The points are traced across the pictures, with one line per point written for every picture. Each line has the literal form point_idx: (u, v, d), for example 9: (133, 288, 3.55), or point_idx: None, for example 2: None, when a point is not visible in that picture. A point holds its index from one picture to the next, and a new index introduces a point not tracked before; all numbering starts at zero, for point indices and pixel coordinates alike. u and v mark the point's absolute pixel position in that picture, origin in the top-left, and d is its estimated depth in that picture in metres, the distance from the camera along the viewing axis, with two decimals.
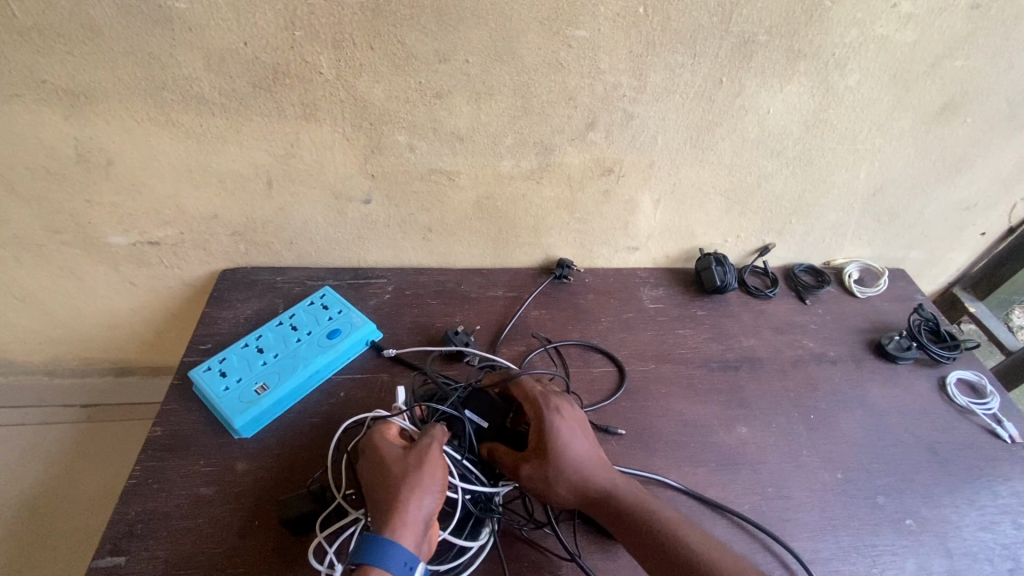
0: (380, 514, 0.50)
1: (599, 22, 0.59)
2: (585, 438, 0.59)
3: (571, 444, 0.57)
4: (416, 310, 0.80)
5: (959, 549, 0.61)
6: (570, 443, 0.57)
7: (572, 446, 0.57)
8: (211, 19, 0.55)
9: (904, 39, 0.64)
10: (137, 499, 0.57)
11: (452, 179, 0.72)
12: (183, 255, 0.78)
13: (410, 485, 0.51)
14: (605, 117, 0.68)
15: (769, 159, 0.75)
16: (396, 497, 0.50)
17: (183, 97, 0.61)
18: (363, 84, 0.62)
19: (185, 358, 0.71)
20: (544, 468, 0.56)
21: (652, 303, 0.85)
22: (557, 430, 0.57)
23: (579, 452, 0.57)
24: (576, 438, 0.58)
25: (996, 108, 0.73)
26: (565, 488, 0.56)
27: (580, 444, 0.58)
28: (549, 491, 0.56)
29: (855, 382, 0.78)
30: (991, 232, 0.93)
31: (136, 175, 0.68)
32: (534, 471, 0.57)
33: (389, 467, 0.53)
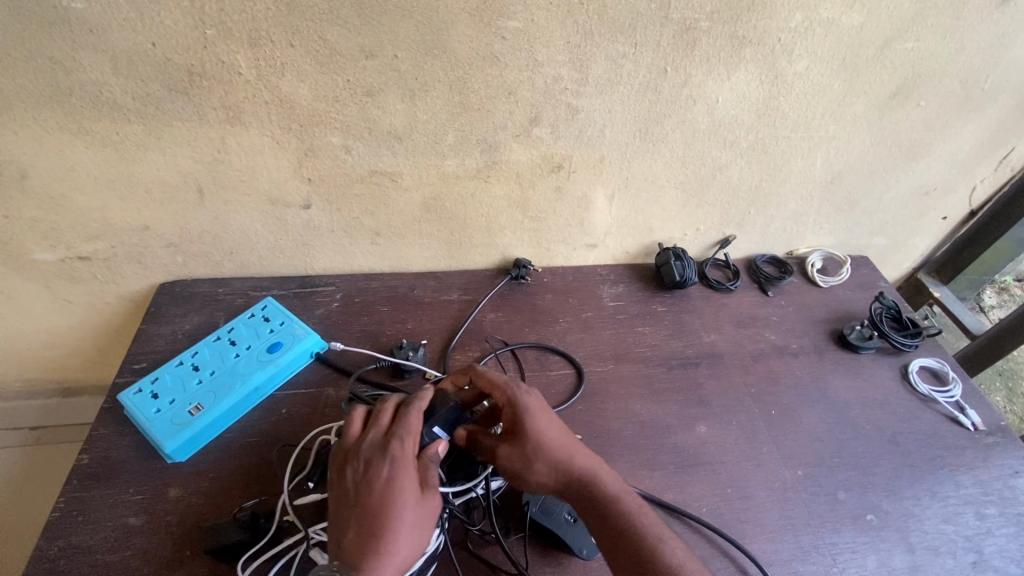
0: (349, 548, 0.47)
1: (531, 12, 0.57)
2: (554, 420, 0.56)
3: (541, 423, 0.54)
4: (366, 317, 0.77)
5: (921, 543, 0.60)
6: (543, 420, 0.55)
7: (541, 427, 0.54)
8: (113, 18, 0.52)
9: (850, 22, 0.62)
10: (59, 534, 0.54)
11: (395, 180, 0.69)
12: (115, 271, 0.74)
13: (398, 511, 0.49)
14: (549, 111, 0.65)
15: (722, 149, 0.73)
16: (394, 525, 0.48)
17: (94, 104, 0.57)
18: (287, 84, 0.58)
19: (118, 379, 0.67)
20: (518, 449, 0.54)
21: (612, 301, 0.83)
22: (527, 410, 0.55)
23: (549, 433, 0.55)
24: (547, 421, 0.55)
25: (950, 89, 0.72)
26: (541, 465, 0.54)
27: (549, 424, 0.55)
28: (529, 469, 0.54)
29: (817, 375, 0.76)
30: (952, 216, 0.92)
31: (53, 188, 0.63)
32: (509, 452, 0.54)
33: (383, 487, 0.50)
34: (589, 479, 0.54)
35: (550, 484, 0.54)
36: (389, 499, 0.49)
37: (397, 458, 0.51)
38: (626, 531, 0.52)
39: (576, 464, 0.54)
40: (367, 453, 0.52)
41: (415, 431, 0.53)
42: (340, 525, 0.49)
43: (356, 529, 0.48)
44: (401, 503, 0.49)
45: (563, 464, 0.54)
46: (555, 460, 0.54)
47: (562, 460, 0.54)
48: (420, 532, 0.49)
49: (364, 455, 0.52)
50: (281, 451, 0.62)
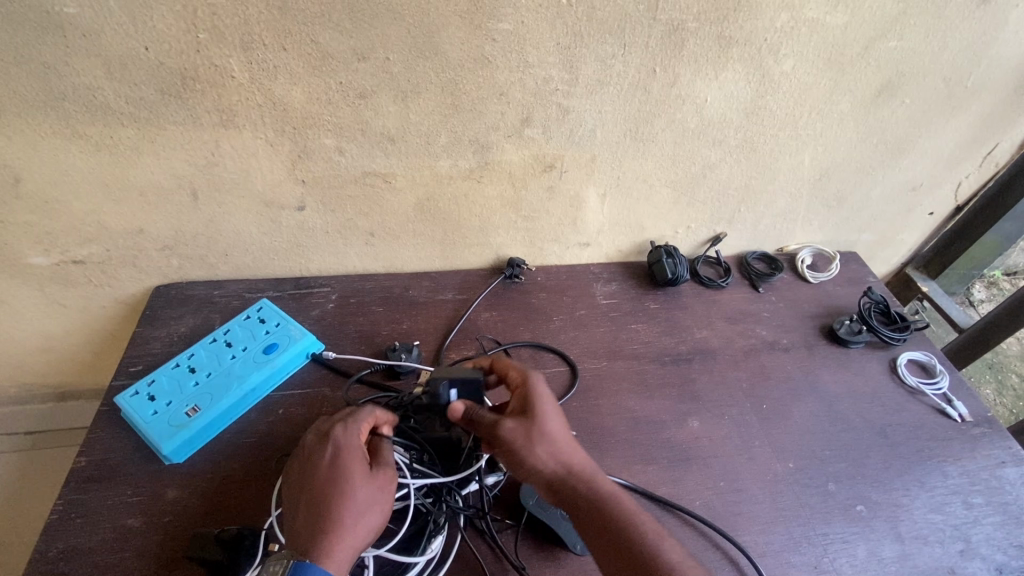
0: (297, 535, 0.49)
1: (521, 14, 0.57)
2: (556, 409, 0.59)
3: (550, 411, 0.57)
4: (361, 318, 0.78)
5: (910, 532, 0.61)
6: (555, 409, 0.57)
7: (550, 415, 0.56)
8: (107, 23, 0.52)
9: (835, 22, 0.64)
10: (58, 536, 0.54)
11: (389, 181, 0.70)
12: (110, 274, 0.74)
13: (338, 494, 0.50)
14: (540, 112, 0.66)
15: (712, 148, 0.74)
16: (336, 510, 0.49)
17: (88, 108, 0.57)
18: (280, 86, 0.59)
19: (114, 382, 0.68)
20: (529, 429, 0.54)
21: (605, 299, 0.84)
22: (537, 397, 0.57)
23: (555, 424, 0.56)
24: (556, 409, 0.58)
25: (933, 87, 0.73)
26: (545, 452, 0.54)
27: (555, 413, 0.57)
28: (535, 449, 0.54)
29: (808, 369, 0.77)
30: (938, 211, 0.94)
31: (48, 192, 0.63)
32: (514, 429, 0.54)
33: (324, 474, 0.51)
34: (590, 474, 0.55)
35: (549, 473, 0.55)
36: (331, 485, 0.50)
37: (336, 444, 0.52)
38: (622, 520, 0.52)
39: (575, 456, 0.55)
40: (309, 445, 0.54)
41: (357, 419, 0.54)
42: (291, 515, 0.51)
43: (303, 516, 0.50)
44: (341, 486, 0.50)
45: (566, 454, 0.55)
46: (560, 451, 0.55)
47: (565, 451, 0.55)
48: (368, 513, 0.50)
49: (308, 446, 0.54)
50: (278, 453, 0.62)
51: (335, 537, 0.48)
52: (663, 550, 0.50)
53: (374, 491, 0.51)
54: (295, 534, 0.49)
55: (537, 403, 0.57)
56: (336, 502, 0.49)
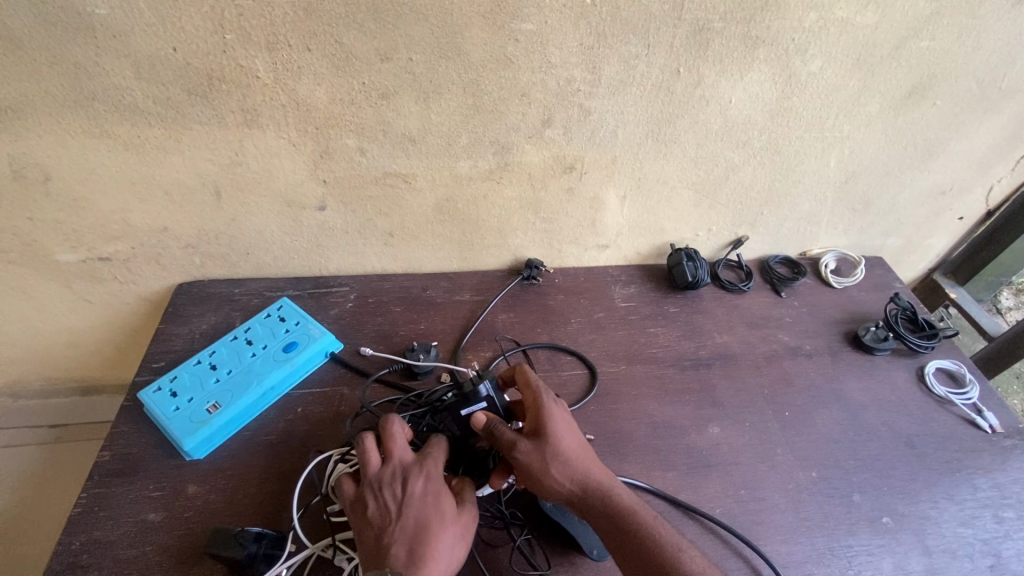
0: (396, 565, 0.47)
1: (544, 14, 0.57)
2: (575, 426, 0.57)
3: (562, 427, 0.56)
4: (379, 318, 0.78)
5: (938, 546, 0.60)
6: (568, 428, 0.56)
7: (561, 431, 0.55)
8: (136, 25, 0.53)
9: (865, 22, 0.62)
10: (82, 529, 0.55)
11: (409, 182, 0.70)
12: (136, 270, 0.75)
13: (440, 524, 0.50)
14: (562, 113, 0.66)
15: (736, 149, 0.72)
16: (435, 542, 0.49)
17: (116, 108, 0.58)
18: (304, 87, 0.59)
19: (138, 377, 0.69)
20: (543, 452, 0.53)
21: (623, 302, 0.83)
22: (548, 414, 0.55)
23: (566, 440, 0.55)
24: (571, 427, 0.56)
25: (966, 88, 0.71)
26: (560, 474, 0.53)
27: (564, 427, 0.56)
28: (547, 473, 0.53)
29: (831, 376, 0.76)
30: (968, 216, 0.91)
31: (76, 190, 0.65)
32: (532, 451, 0.53)
33: (419, 504, 0.50)
34: (604, 487, 0.54)
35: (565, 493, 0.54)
36: (430, 517, 0.50)
37: (428, 475, 0.52)
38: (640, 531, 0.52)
39: (592, 476, 0.54)
40: (401, 474, 0.52)
41: (440, 453, 0.55)
42: (381, 545, 0.48)
43: (400, 547, 0.48)
44: (442, 519, 0.50)
45: (581, 474, 0.54)
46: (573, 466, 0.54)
47: (580, 469, 0.54)
48: (458, 547, 0.50)
49: (394, 475, 0.52)
50: (297, 451, 0.63)
51: (435, 563, 0.48)
52: (683, 562, 0.50)
53: (465, 526, 0.52)
54: (391, 560, 0.47)
55: (551, 419, 0.55)
56: (436, 532, 0.49)
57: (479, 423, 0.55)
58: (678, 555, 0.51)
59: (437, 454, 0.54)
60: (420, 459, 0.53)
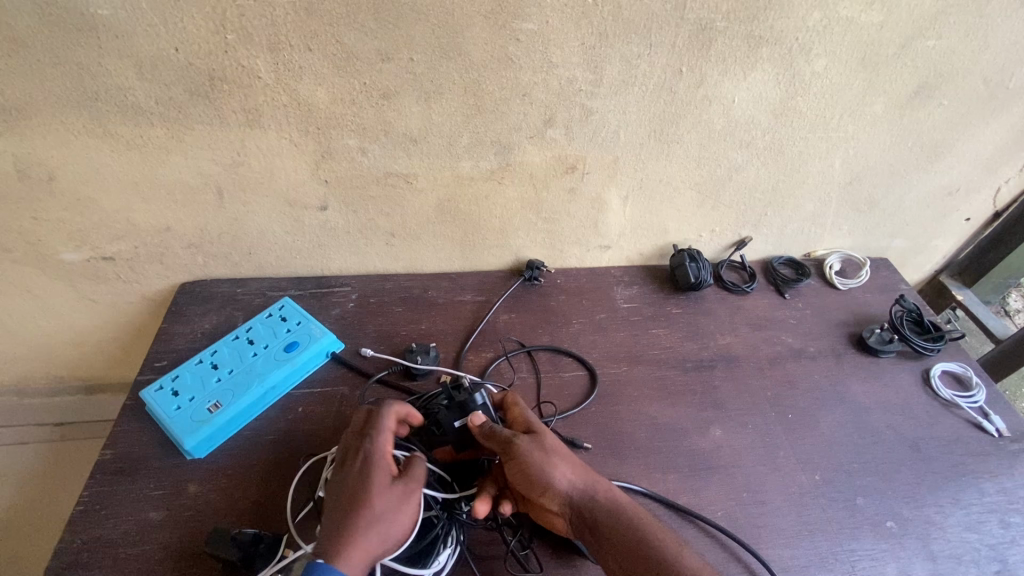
0: (325, 542, 0.49)
1: (546, 14, 0.57)
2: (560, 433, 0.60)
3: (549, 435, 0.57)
4: (380, 318, 0.78)
5: (943, 551, 0.59)
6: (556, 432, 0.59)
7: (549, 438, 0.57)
8: (138, 25, 0.53)
9: (870, 21, 0.62)
10: (83, 527, 0.55)
11: (410, 182, 0.70)
12: (139, 270, 0.75)
13: (365, 502, 0.50)
14: (563, 113, 0.65)
15: (739, 150, 0.72)
16: (358, 519, 0.49)
17: (119, 108, 0.59)
18: (305, 87, 0.59)
19: (140, 376, 0.69)
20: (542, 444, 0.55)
21: (625, 303, 0.83)
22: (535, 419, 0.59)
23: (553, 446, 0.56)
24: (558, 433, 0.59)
25: (973, 88, 0.70)
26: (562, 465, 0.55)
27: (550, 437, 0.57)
28: (550, 462, 0.54)
29: (835, 378, 0.75)
30: (975, 217, 0.90)
31: (79, 190, 0.65)
32: (531, 444, 0.55)
33: (352, 483, 0.52)
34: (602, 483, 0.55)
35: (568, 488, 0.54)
36: (360, 495, 0.50)
37: (367, 455, 0.53)
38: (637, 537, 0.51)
39: (589, 472, 0.56)
40: (347, 457, 0.54)
41: (387, 432, 0.55)
42: (322, 524, 0.51)
43: (330, 525, 0.50)
44: (369, 497, 0.50)
45: (580, 469, 0.55)
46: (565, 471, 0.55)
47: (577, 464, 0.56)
48: (389, 525, 0.50)
49: (343, 459, 0.54)
50: (296, 451, 0.63)
51: (359, 540, 0.48)
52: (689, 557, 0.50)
53: (398, 503, 0.51)
54: (321, 538, 0.49)
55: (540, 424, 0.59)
56: (362, 511, 0.50)
57: (477, 423, 0.57)
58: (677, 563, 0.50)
59: (381, 434, 0.54)
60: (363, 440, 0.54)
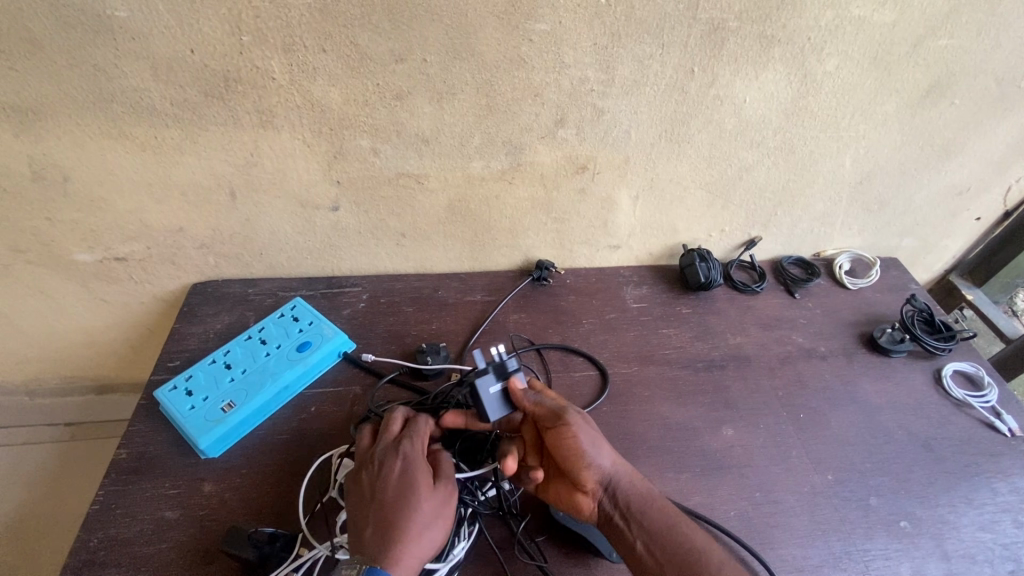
0: (370, 545, 0.49)
1: (559, 14, 0.57)
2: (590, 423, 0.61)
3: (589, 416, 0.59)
4: (390, 318, 0.78)
5: (957, 551, 0.59)
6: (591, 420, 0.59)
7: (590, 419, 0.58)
8: (154, 27, 0.53)
9: (882, 20, 0.62)
10: (100, 526, 0.55)
11: (422, 182, 0.70)
12: (152, 270, 0.76)
13: (410, 505, 0.50)
14: (575, 113, 0.65)
15: (750, 149, 0.72)
16: (406, 522, 0.49)
17: (135, 109, 0.59)
18: (319, 88, 0.59)
19: (153, 376, 0.69)
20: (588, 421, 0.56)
21: (635, 303, 0.83)
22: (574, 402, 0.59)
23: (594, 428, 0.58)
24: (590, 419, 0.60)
25: (984, 87, 0.70)
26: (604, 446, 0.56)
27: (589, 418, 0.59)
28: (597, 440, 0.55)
29: (847, 378, 0.75)
30: (986, 216, 0.90)
31: (94, 191, 0.65)
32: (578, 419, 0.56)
33: (393, 486, 0.52)
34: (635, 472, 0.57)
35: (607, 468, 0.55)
36: (404, 499, 0.51)
37: (406, 459, 0.53)
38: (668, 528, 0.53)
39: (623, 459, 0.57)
40: (381, 458, 0.54)
41: (423, 436, 0.56)
42: (359, 525, 0.51)
43: (373, 527, 0.50)
44: (414, 500, 0.51)
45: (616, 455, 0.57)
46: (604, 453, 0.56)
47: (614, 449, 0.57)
48: (434, 528, 0.51)
49: (376, 460, 0.54)
50: (310, 450, 0.63)
51: (410, 544, 0.49)
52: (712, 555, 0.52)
53: (440, 506, 0.52)
54: (367, 541, 0.49)
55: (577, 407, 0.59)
56: (408, 513, 0.50)
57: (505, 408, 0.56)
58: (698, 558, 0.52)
59: (419, 438, 0.55)
60: (400, 443, 0.55)
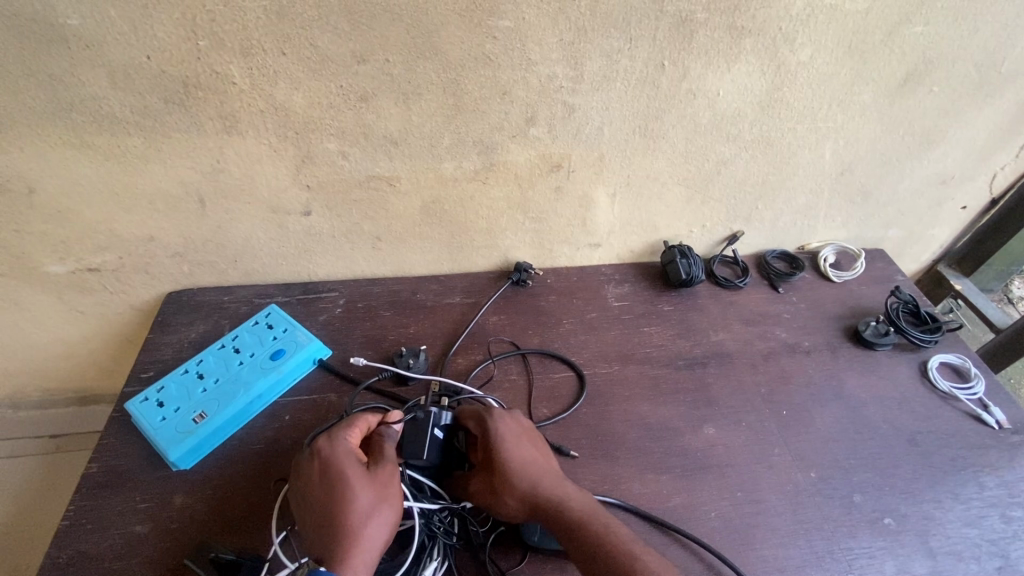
0: (320, 549, 0.49)
1: (522, 10, 0.56)
2: (529, 438, 0.58)
3: (518, 424, 0.59)
4: (368, 323, 0.77)
5: (942, 548, 0.58)
6: (528, 438, 0.58)
7: (515, 427, 0.58)
8: (109, 33, 0.52)
9: (855, 8, 0.60)
10: (68, 543, 0.55)
11: (393, 185, 0.69)
12: (125, 280, 0.75)
13: (347, 501, 0.50)
14: (545, 110, 0.64)
15: (726, 143, 0.71)
16: (344, 522, 0.49)
17: (95, 118, 0.58)
18: (281, 92, 0.58)
19: (126, 388, 0.68)
20: (501, 438, 0.56)
21: (616, 301, 0.82)
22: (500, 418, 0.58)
23: (515, 434, 0.57)
24: (519, 441, 0.57)
25: (964, 74, 0.69)
26: (519, 468, 0.55)
27: (515, 424, 0.59)
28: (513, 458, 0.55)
29: (831, 373, 0.74)
30: (972, 205, 0.88)
31: (61, 202, 0.64)
32: (500, 430, 0.57)
33: (324, 485, 0.52)
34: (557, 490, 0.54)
35: (518, 486, 0.54)
36: (337, 499, 0.50)
37: (333, 456, 0.53)
38: (591, 538, 0.51)
39: (547, 474, 0.56)
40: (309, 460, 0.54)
41: (350, 431, 0.56)
42: (305, 531, 0.50)
43: (318, 531, 0.50)
44: (349, 493, 0.50)
45: (539, 474, 0.55)
46: (526, 463, 0.56)
47: (535, 468, 0.56)
48: (379, 520, 0.50)
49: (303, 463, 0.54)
50: (284, 461, 0.62)
51: (356, 541, 0.48)
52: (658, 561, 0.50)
53: (380, 492, 0.51)
54: (313, 547, 0.49)
55: (509, 421, 0.58)
56: (348, 509, 0.50)
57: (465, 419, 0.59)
58: (632, 561, 0.49)
59: (346, 434, 0.55)
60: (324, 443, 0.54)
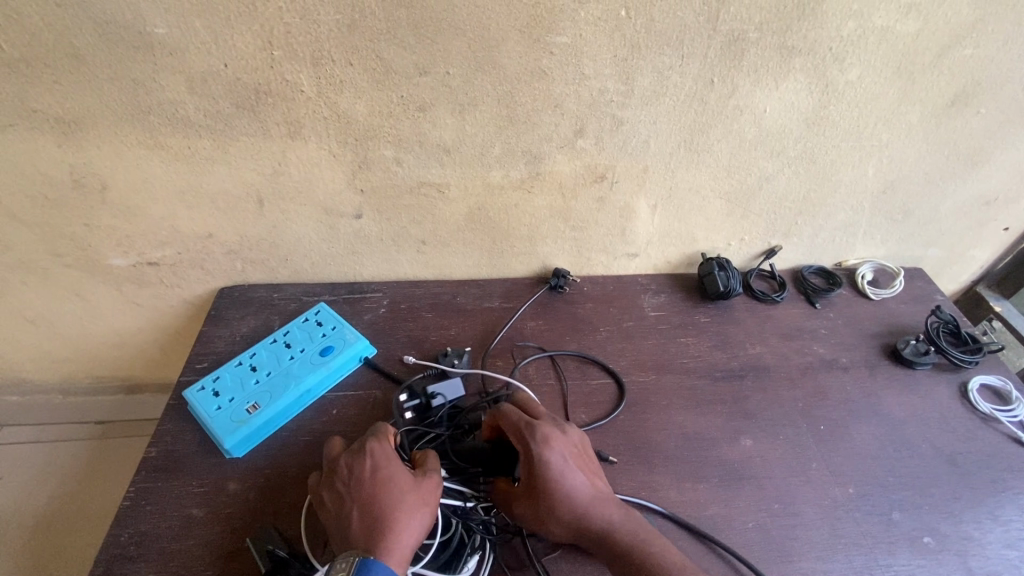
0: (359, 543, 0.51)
1: (579, 26, 0.58)
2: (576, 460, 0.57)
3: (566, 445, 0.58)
4: (410, 324, 0.79)
5: (982, 568, 0.57)
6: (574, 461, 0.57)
7: (564, 451, 0.57)
8: (191, 42, 0.56)
9: (905, 30, 0.61)
10: (129, 522, 0.57)
11: (443, 191, 0.71)
12: (182, 275, 0.78)
13: (393, 501, 0.52)
14: (594, 123, 0.66)
15: (770, 158, 0.72)
16: (386, 518, 0.51)
17: (170, 120, 0.62)
18: (345, 100, 0.61)
19: (182, 377, 0.71)
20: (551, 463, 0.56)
21: (653, 311, 0.83)
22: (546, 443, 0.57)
23: (566, 458, 0.57)
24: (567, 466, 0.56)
25: (1013, 97, 0.69)
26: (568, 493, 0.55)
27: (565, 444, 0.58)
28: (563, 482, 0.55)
29: (869, 390, 0.74)
30: (1015, 227, 0.88)
31: (130, 199, 0.68)
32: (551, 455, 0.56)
33: (367, 483, 0.54)
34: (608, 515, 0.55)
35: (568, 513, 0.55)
36: (381, 496, 0.53)
37: (377, 458, 0.56)
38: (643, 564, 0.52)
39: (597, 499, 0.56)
40: (350, 460, 0.56)
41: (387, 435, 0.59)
42: (342, 526, 0.52)
43: (358, 526, 0.52)
44: (394, 493, 0.53)
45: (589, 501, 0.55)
46: (577, 489, 0.55)
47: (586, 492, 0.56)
48: (418, 521, 0.52)
49: (344, 462, 0.56)
50: None
51: (395, 539, 0.50)
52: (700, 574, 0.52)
53: (423, 493, 0.54)
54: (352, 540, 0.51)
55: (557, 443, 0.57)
56: (392, 507, 0.52)
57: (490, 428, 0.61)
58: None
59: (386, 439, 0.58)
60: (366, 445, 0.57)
